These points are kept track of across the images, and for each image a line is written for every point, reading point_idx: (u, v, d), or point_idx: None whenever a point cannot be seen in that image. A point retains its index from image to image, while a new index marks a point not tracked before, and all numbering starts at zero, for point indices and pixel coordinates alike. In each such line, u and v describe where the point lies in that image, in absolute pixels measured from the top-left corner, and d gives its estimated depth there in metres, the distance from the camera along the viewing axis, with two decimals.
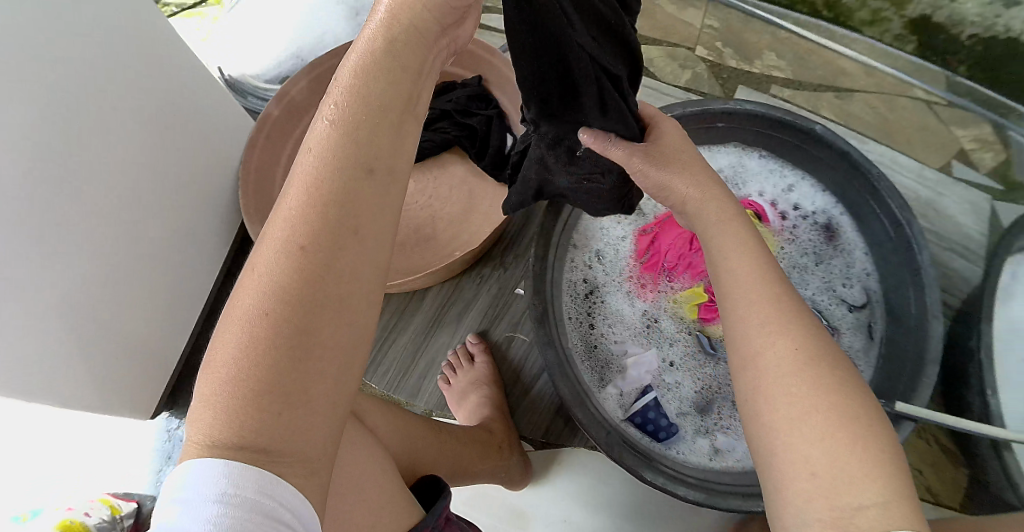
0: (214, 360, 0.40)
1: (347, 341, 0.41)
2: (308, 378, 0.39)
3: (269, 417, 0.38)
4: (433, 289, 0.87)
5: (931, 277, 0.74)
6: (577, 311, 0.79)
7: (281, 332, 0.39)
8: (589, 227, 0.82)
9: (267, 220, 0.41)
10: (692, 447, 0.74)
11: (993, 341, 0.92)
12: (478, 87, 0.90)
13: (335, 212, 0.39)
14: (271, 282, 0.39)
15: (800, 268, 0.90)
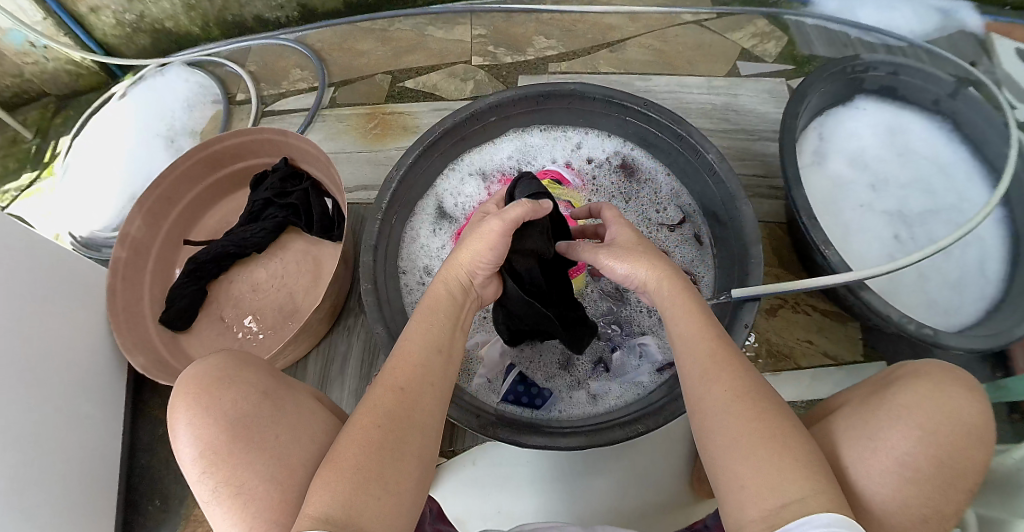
0: (213, 485, 0.57)
1: (292, 428, 0.61)
2: (271, 450, 0.58)
3: (276, 491, 0.56)
4: (311, 354, 0.97)
5: (726, 173, 0.84)
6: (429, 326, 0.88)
7: (244, 440, 0.58)
8: (411, 250, 0.92)
9: (170, 403, 0.60)
10: (573, 403, 0.83)
11: (824, 197, 1.06)
12: (286, 168, 1.02)
13: (224, 374, 0.61)
14: (215, 420, 0.58)
15: (622, 196, 0.98)
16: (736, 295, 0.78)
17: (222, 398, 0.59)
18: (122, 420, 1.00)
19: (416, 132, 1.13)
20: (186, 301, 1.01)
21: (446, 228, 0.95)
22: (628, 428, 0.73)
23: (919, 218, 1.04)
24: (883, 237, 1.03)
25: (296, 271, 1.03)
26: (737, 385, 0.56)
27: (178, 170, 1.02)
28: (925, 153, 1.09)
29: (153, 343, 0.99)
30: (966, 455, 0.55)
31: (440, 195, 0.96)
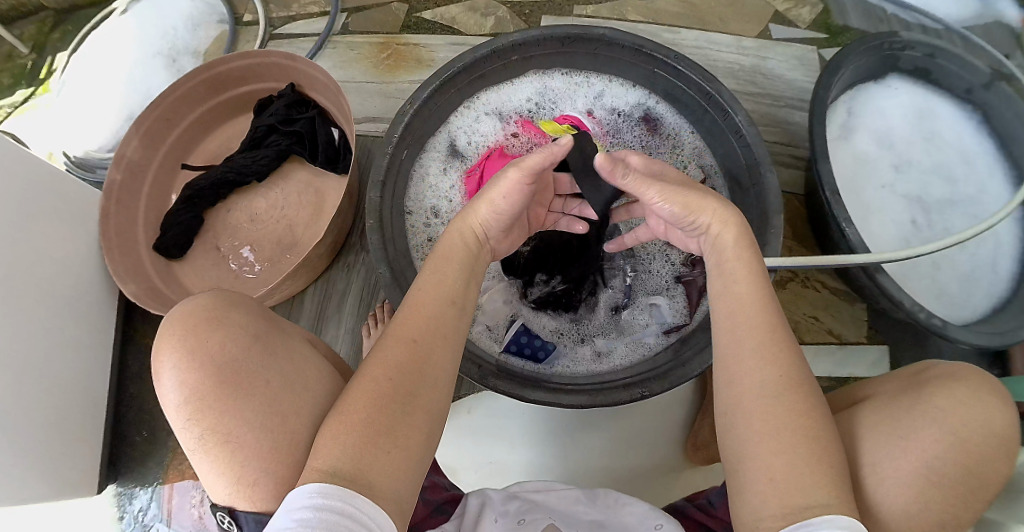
0: (201, 432, 0.55)
1: (288, 378, 0.57)
2: (258, 405, 0.55)
3: (268, 447, 0.54)
4: (311, 291, 0.94)
5: (754, 137, 0.80)
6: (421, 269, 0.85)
7: (233, 392, 0.55)
8: (419, 189, 0.89)
9: (156, 341, 0.57)
10: (576, 357, 0.80)
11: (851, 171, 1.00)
12: (293, 95, 0.97)
13: (211, 317, 0.57)
14: (202, 367, 0.55)
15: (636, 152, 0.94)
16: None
17: (211, 342, 0.55)
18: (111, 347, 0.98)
19: (431, 66, 1.08)
20: (181, 228, 0.97)
21: (458, 167, 0.92)
22: (631, 390, 0.70)
23: (938, 207, 0.97)
24: (901, 222, 0.96)
25: (296, 204, 0.99)
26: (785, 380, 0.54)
27: (177, 93, 0.96)
28: (949, 138, 1.01)
29: (146, 271, 0.96)
30: (992, 465, 0.53)
31: (452, 133, 0.92)
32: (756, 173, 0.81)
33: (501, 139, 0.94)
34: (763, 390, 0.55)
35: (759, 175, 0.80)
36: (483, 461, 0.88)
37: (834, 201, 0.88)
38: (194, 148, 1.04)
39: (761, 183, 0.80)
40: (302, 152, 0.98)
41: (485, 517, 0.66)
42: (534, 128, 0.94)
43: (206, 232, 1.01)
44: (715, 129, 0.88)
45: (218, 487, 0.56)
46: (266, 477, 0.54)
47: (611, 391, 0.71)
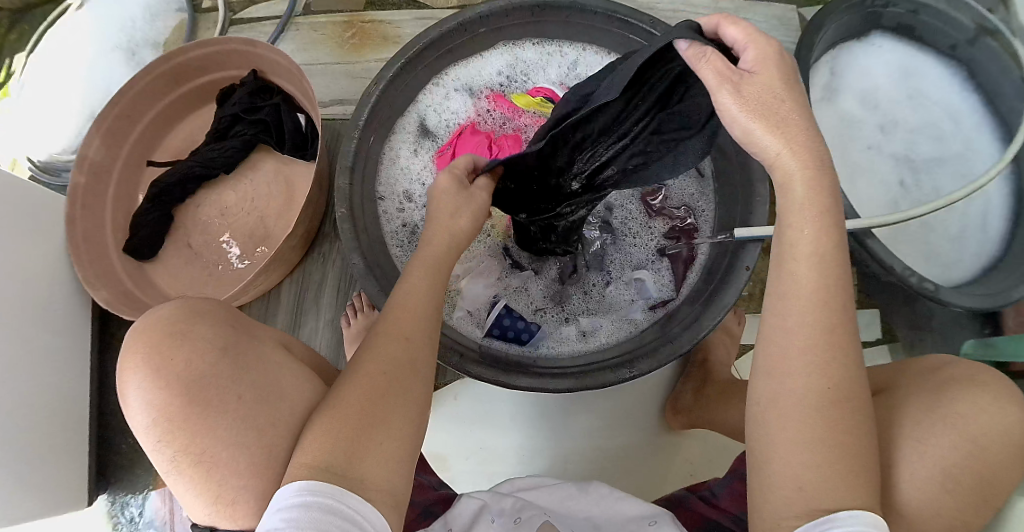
0: (173, 451, 0.51)
1: (264, 387, 0.54)
2: (228, 419, 0.52)
3: (241, 461, 0.51)
4: (284, 285, 0.92)
5: None
6: (396, 254, 0.82)
7: (199, 409, 0.51)
8: (390, 173, 0.85)
9: (119, 361, 0.53)
10: (561, 337, 0.78)
11: (840, 132, 0.96)
12: (256, 82, 0.94)
13: (175, 330, 0.54)
14: (167, 383, 0.51)
15: None
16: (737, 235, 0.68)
17: (173, 356, 0.52)
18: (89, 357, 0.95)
19: (398, 42, 1.05)
20: (151, 229, 0.94)
21: (429, 147, 0.88)
22: (619, 371, 0.68)
23: (928, 165, 0.95)
24: (889, 182, 0.94)
25: (267, 195, 0.96)
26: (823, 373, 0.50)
27: (137, 86, 0.92)
28: (936, 94, 0.99)
29: (118, 276, 0.92)
30: (989, 430, 0.52)
31: (422, 113, 0.89)
32: None
33: (472, 116, 0.90)
34: (797, 396, 0.50)
35: None
36: (472, 449, 0.86)
37: None
38: (160, 143, 1.00)
39: None
40: (268, 140, 0.95)
41: (481, 521, 0.64)
42: (505, 102, 0.90)
43: (178, 230, 0.97)
44: None
45: (196, 504, 0.53)
46: (245, 493, 0.51)
47: (598, 372, 0.69)
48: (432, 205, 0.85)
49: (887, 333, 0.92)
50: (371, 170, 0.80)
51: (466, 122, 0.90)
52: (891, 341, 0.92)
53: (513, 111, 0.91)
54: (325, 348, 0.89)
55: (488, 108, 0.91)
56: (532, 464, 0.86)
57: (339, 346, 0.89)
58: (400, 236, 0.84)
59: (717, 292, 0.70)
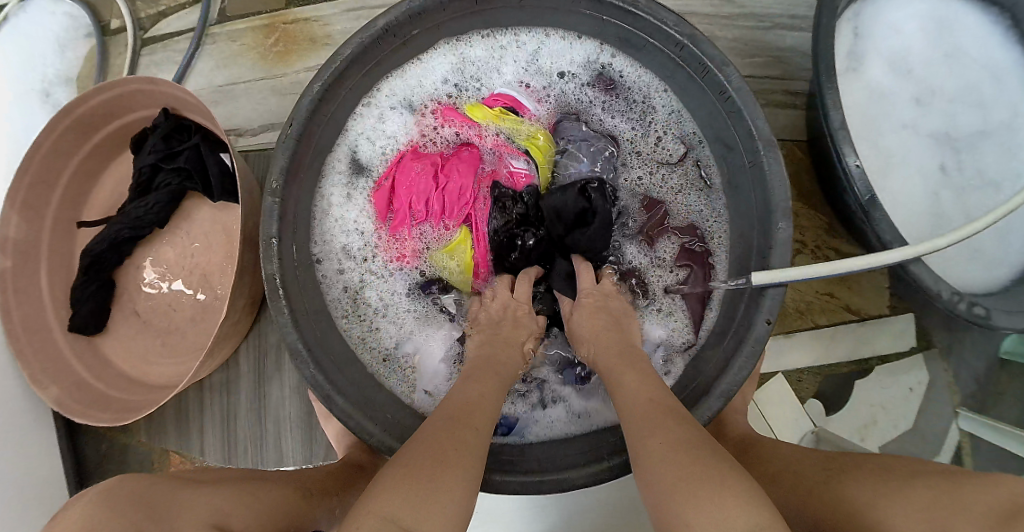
0: None
1: None
2: None
3: None
4: (241, 351, 0.83)
5: (745, 101, 0.62)
6: (345, 322, 0.73)
7: None
8: (325, 226, 0.74)
9: None
10: (554, 407, 0.70)
11: (865, 108, 0.79)
12: (168, 122, 0.81)
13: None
14: None
15: (594, 113, 0.80)
16: (756, 282, 0.59)
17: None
18: (60, 445, 0.87)
19: (328, 44, 0.90)
20: (93, 303, 0.85)
21: (367, 183, 0.78)
22: (615, 461, 0.60)
23: (968, 141, 0.79)
24: (927, 168, 0.78)
25: (208, 247, 0.86)
26: (683, 428, 0.51)
27: (44, 146, 0.81)
28: (975, 52, 0.80)
29: (68, 361, 0.83)
30: None
31: (353, 143, 0.76)
32: (755, 148, 0.63)
33: (416, 137, 0.80)
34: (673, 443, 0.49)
35: (757, 154, 0.63)
36: (466, 515, 0.79)
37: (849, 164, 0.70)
38: (87, 199, 0.89)
39: (756, 161, 0.64)
40: (195, 186, 0.84)
41: None
42: (455, 115, 0.79)
43: (125, 296, 0.88)
44: (687, 80, 0.69)
45: None
46: None
47: (593, 463, 0.61)
48: (375, 257, 0.77)
49: (922, 340, 0.83)
50: (301, 233, 0.70)
51: (406, 147, 0.79)
52: (925, 349, 0.83)
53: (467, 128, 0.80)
54: (294, 419, 0.82)
55: (436, 125, 0.80)
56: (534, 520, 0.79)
57: (309, 416, 0.82)
58: (346, 299, 0.74)
59: (730, 355, 0.62)
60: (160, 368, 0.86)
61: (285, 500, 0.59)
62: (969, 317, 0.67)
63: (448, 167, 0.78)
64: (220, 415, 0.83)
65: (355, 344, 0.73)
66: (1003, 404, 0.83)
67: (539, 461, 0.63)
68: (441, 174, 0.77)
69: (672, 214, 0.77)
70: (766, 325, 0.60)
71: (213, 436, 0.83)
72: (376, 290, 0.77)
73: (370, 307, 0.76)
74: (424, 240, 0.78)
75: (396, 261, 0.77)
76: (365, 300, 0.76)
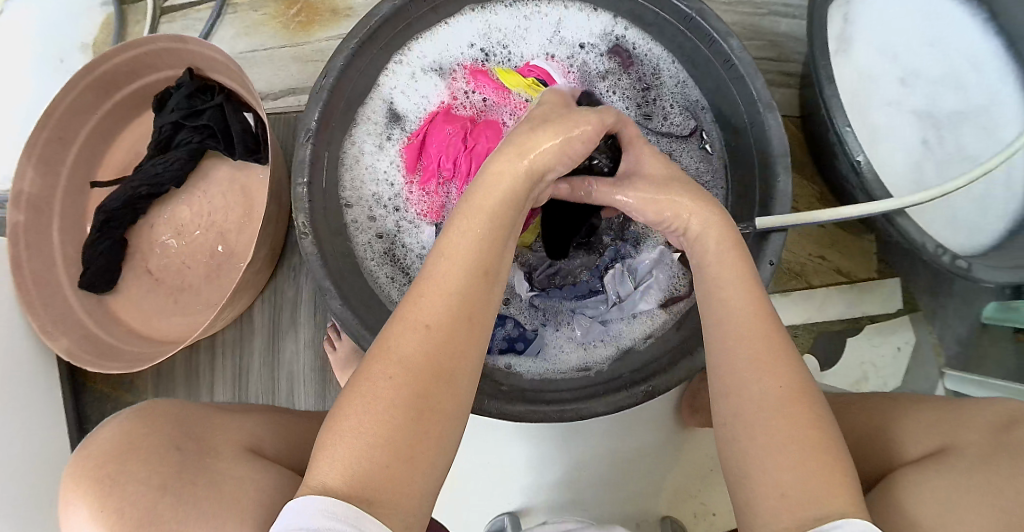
0: None
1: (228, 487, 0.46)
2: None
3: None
4: (257, 307, 0.85)
5: (745, 65, 0.69)
6: (368, 265, 0.75)
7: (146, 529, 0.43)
8: (353, 177, 0.77)
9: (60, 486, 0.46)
10: (570, 344, 0.71)
11: (854, 88, 0.86)
12: (193, 82, 0.84)
13: (117, 447, 0.46)
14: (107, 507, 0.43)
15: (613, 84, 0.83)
16: (758, 226, 0.65)
17: (106, 507, 0.43)
18: (66, 403, 0.86)
19: (350, 16, 0.93)
20: (104, 259, 0.86)
21: (397, 136, 0.81)
22: (635, 391, 0.62)
23: (949, 120, 0.84)
24: (910, 144, 0.84)
25: (224, 207, 0.88)
26: (796, 379, 0.47)
27: (65, 101, 0.82)
28: (954, 40, 0.86)
29: (78, 316, 0.83)
30: None
31: (387, 98, 0.80)
32: (758, 106, 0.69)
33: (447, 99, 0.82)
34: (766, 400, 0.46)
35: (759, 113, 0.69)
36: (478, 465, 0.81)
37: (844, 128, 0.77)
38: (102, 159, 0.90)
39: (760, 120, 0.69)
40: (216, 146, 0.86)
41: None
42: (487, 79, 0.82)
43: (137, 255, 0.89)
44: (695, 48, 0.74)
45: None
46: None
47: (612, 393, 0.62)
48: (406, 210, 0.79)
49: (909, 302, 0.88)
50: (329, 177, 0.73)
51: (437, 106, 0.82)
52: (912, 311, 0.88)
53: (494, 91, 0.82)
54: (307, 374, 0.83)
55: (467, 88, 0.83)
56: (544, 471, 0.81)
57: (322, 372, 0.83)
58: (375, 246, 0.77)
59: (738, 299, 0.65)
60: (173, 324, 0.86)
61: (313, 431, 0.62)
62: (952, 269, 0.71)
63: (477, 130, 0.79)
64: (232, 371, 0.84)
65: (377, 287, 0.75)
66: (986, 367, 0.87)
67: (558, 392, 0.64)
68: (470, 136, 0.78)
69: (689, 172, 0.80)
70: (770, 268, 0.65)
71: (224, 392, 0.84)
72: (412, 239, 0.78)
73: (410, 256, 0.77)
74: (449, 200, 0.79)
75: (428, 216, 0.79)
76: (400, 248, 0.78)
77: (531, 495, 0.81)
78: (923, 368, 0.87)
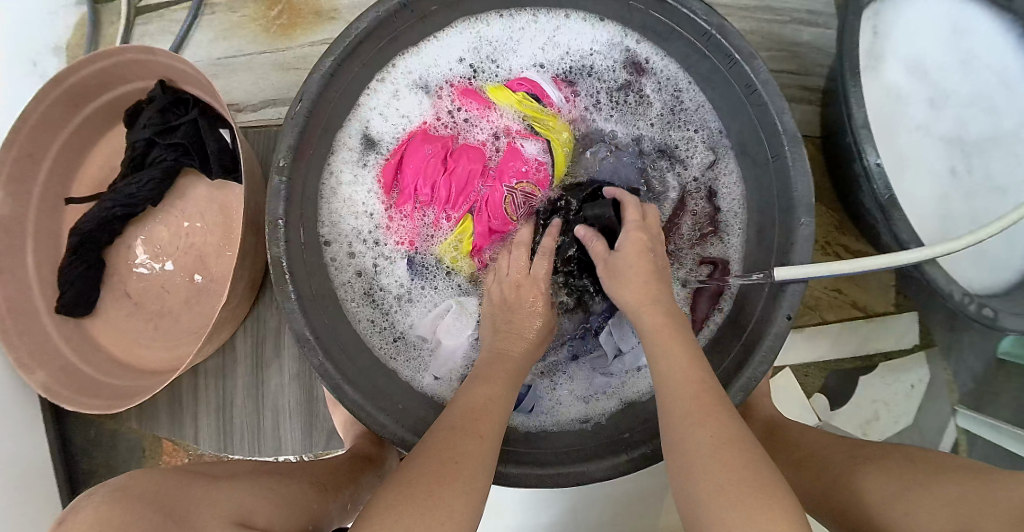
0: None
1: None
2: None
3: None
4: (239, 336, 0.81)
5: (769, 92, 0.62)
6: (354, 305, 0.72)
7: None
8: (333, 207, 0.73)
9: None
10: (571, 394, 0.71)
11: (880, 109, 0.80)
12: (165, 95, 0.79)
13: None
14: None
15: (621, 107, 0.78)
16: (779, 277, 0.59)
17: None
18: (46, 429, 0.84)
19: (335, 19, 0.86)
20: (80, 284, 0.82)
21: (374, 162, 0.76)
22: (633, 454, 0.60)
23: (977, 147, 0.78)
24: (937, 170, 0.79)
25: (202, 227, 0.84)
26: None
27: (32, 117, 0.77)
28: (991, 58, 0.79)
29: (54, 344, 0.80)
30: None
31: (365, 120, 0.75)
32: (776, 143, 0.63)
33: (430, 121, 0.78)
34: None
35: (781, 151, 0.63)
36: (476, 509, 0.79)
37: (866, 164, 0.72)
38: (76, 174, 0.86)
39: (778, 158, 0.63)
40: (192, 163, 0.81)
41: None
42: (476, 99, 0.78)
43: (114, 277, 0.85)
44: (714, 66, 0.67)
45: None
46: None
47: (609, 456, 0.61)
48: (385, 243, 0.75)
49: (924, 339, 0.85)
50: (307, 210, 0.68)
51: (418, 127, 0.78)
52: (927, 348, 0.85)
53: (479, 109, 0.78)
54: (293, 408, 0.80)
55: (453, 107, 0.78)
56: (538, 513, 0.80)
57: (309, 404, 0.80)
58: (356, 286, 0.73)
59: (748, 352, 0.62)
60: (153, 352, 0.83)
61: (302, 495, 0.60)
62: (976, 318, 0.71)
63: (458, 152, 0.75)
64: (212, 404, 0.81)
65: (363, 327, 0.72)
66: (998, 404, 0.84)
67: (554, 452, 0.63)
68: (451, 159, 0.75)
69: (700, 204, 0.75)
70: (787, 322, 0.60)
71: (208, 423, 0.81)
72: (389, 278, 0.75)
73: (388, 298, 0.74)
74: (425, 226, 0.76)
75: (404, 249, 0.75)
76: (379, 289, 0.74)
77: None
78: (934, 405, 0.85)
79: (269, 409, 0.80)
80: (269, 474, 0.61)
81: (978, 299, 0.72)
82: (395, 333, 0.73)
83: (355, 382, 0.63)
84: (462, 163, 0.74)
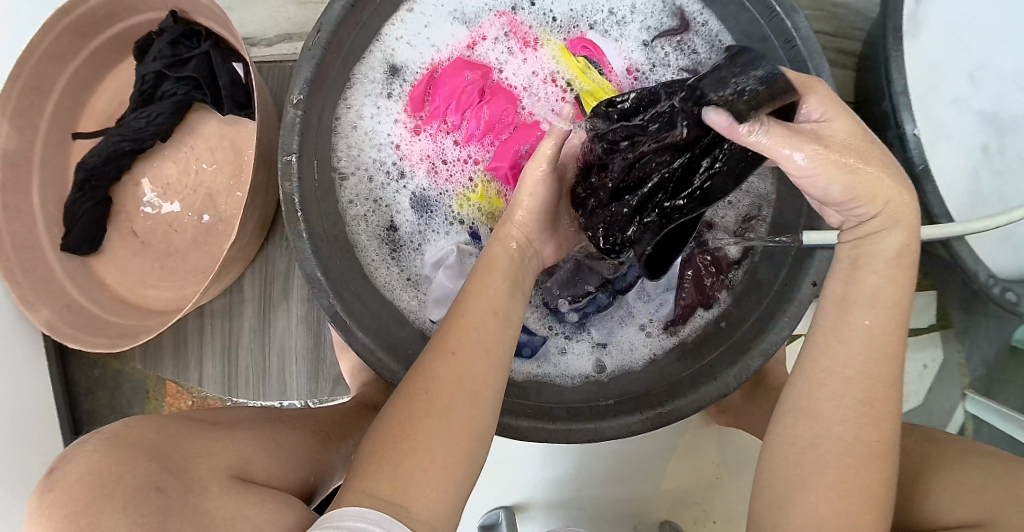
0: None
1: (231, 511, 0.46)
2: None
3: None
4: (246, 276, 0.80)
5: (811, 51, 0.59)
6: (367, 236, 0.70)
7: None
8: (353, 141, 0.71)
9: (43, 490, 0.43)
10: (579, 341, 0.70)
11: (917, 76, 0.77)
12: (177, 27, 0.76)
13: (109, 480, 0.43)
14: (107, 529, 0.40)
15: (659, 61, 0.74)
16: (805, 241, 0.57)
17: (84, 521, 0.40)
18: (49, 367, 0.83)
19: None
20: (85, 222, 0.80)
21: (401, 90, 0.74)
22: (649, 414, 0.60)
23: (1014, 126, 0.76)
24: (969, 148, 0.77)
25: (209, 165, 0.82)
26: None
27: (42, 46, 0.74)
28: None
29: (60, 280, 0.79)
30: None
31: (391, 47, 0.72)
32: None
33: (463, 49, 0.75)
34: None
35: None
36: (500, 467, 0.83)
37: (897, 134, 0.71)
38: (85, 108, 0.84)
39: None
40: (202, 99, 0.79)
41: None
42: (519, 33, 0.75)
43: (121, 213, 0.83)
44: (753, 15, 0.64)
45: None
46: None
47: (625, 414, 0.61)
48: (408, 177, 0.73)
49: (941, 318, 0.85)
50: (324, 136, 0.66)
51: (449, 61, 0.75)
52: (943, 327, 0.85)
53: (530, 67, 0.75)
54: (301, 351, 0.79)
55: (495, 37, 0.75)
56: (550, 468, 0.84)
57: (316, 348, 0.79)
58: (369, 217, 0.71)
59: (771, 315, 0.61)
60: (158, 293, 0.82)
61: (307, 445, 0.61)
62: (998, 301, 0.70)
63: (495, 88, 0.74)
64: (219, 343, 0.80)
65: (377, 259, 0.70)
66: (1009, 390, 0.83)
67: (570, 407, 0.63)
68: (487, 93, 0.74)
69: None
70: (812, 287, 0.58)
71: (213, 365, 0.80)
72: (403, 217, 0.73)
73: (402, 236, 0.72)
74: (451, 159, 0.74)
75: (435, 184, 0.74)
76: (390, 223, 0.72)
77: (532, 490, 0.84)
78: (944, 386, 0.85)
79: (278, 352, 0.79)
80: (273, 425, 0.61)
81: (1002, 282, 0.71)
82: (408, 271, 0.71)
83: (360, 318, 0.62)
84: (495, 103, 0.74)
